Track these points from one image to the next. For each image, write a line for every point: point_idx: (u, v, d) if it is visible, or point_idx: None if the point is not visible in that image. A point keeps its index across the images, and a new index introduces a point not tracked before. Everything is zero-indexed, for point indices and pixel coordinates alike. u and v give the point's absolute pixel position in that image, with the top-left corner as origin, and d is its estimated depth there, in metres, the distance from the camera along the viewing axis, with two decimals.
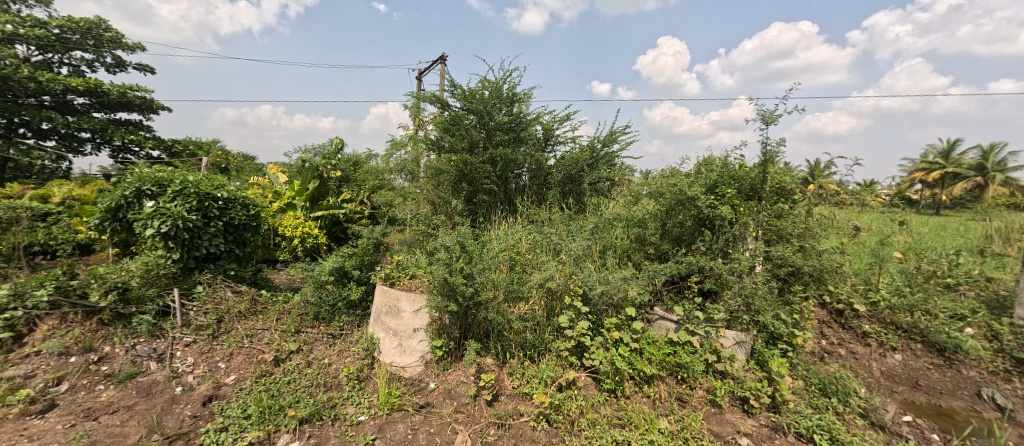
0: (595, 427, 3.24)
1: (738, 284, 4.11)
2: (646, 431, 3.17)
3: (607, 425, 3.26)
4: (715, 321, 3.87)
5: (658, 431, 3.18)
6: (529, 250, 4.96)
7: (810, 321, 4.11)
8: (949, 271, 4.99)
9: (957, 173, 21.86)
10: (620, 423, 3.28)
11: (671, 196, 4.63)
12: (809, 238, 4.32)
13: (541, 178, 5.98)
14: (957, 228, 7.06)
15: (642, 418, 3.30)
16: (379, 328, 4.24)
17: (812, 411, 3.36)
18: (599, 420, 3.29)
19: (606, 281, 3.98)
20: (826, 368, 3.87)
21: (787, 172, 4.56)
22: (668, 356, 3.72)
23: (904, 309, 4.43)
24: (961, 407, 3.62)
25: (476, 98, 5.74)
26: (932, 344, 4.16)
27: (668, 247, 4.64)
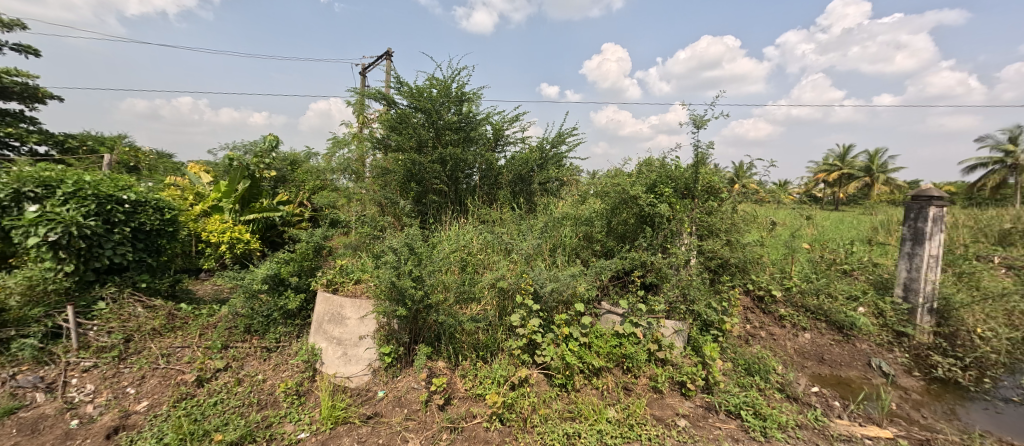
0: (547, 422, 3.30)
1: (676, 276, 4.41)
2: (595, 422, 3.28)
3: (559, 419, 3.33)
4: (656, 312, 4.11)
5: (606, 420, 3.30)
6: (481, 250, 4.95)
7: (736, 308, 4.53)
8: (845, 258, 5.77)
9: (847, 174, 25.28)
10: (571, 415, 3.36)
11: (615, 196, 4.88)
12: (734, 233, 4.75)
13: (491, 178, 5.99)
14: (851, 222, 8.17)
15: (591, 409, 3.41)
16: (321, 338, 4.01)
17: (739, 389, 3.70)
18: (551, 414, 3.36)
19: (555, 279, 4.06)
20: (750, 350, 4.27)
21: (716, 173, 4.91)
22: (615, 348, 3.87)
23: (813, 293, 5.00)
24: (856, 377, 4.18)
25: (424, 96, 5.63)
26: (834, 323, 4.77)
27: (613, 244, 4.89)
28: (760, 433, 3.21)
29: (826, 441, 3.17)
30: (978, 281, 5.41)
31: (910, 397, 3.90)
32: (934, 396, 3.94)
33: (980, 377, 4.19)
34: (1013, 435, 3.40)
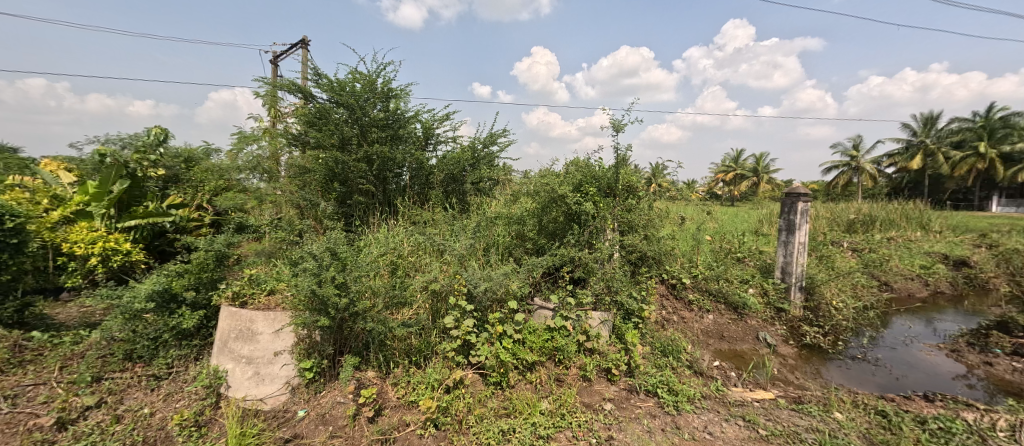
0: (482, 422, 3.24)
1: (601, 270, 4.67)
2: (529, 415, 3.29)
3: (494, 417, 3.29)
4: (584, 305, 4.29)
5: (539, 413, 3.32)
6: (412, 252, 4.78)
7: (653, 295, 4.94)
8: (738, 248, 6.64)
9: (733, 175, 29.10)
10: (506, 412, 3.34)
11: (544, 195, 5.04)
12: (651, 228, 5.15)
13: (422, 178, 5.82)
14: (743, 216, 9.42)
15: (525, 403, 3.41)
16: (226, 358, 3.54)
17: (656, 370, 3.99)
18: (486, 413, 3.31)
19: (488, 277, 4.01)
20: (665, 334, 4.63)
21: (635, 173, 5.25)
22: (547, 342, 3.95)
23: (714, 279, 5.66)
24: (748, 350, 4.81)
25: (346, 90, 5.28)
26: (731, 304, 5.45)
27: (544, 242, 5.02)
28: (673, 407, 3.45)
29: (725, 408, 3.50)
30: (834, 262, 6.57)
31: (787, 363, 4.60)
32: (804, 359, 4.71)
33: (836, 341, 5.07)
34: (857, 385, 4.19)
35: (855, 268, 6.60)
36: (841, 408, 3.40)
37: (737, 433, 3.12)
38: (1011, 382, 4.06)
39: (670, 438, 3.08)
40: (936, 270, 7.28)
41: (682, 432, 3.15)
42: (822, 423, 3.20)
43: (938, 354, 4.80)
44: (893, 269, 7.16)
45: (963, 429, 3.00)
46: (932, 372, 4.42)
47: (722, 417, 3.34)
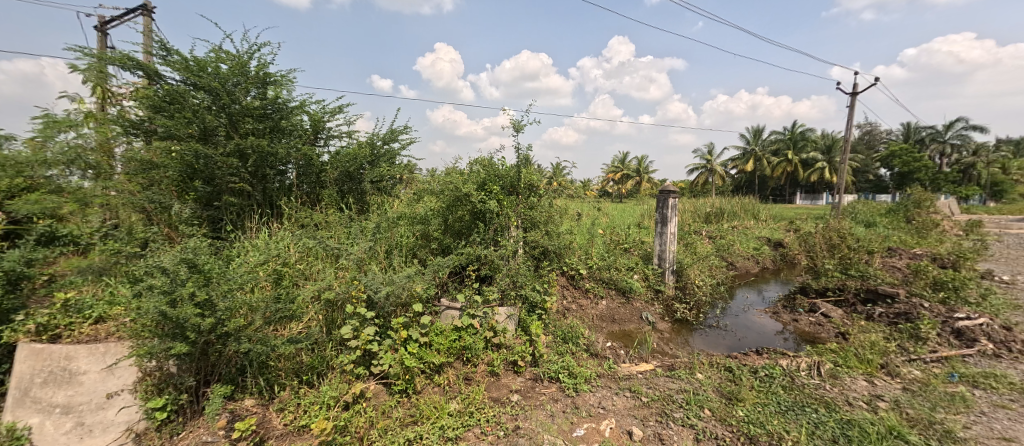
0: (386, 435, 2.95)
1: (506, 266, 4.66)
2: (436, 419, 3.08)
3: (400, 428, 3.02)
4: (490, 302, 4.25)
5: (448, 415, 3.13)
6: (300, 260, 4.25)
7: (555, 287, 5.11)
8: (626, 239, 7.24)
9: (620, 174, 32.01)
10: (413, 419, 3.08)
11: (449, 193, 4.87)
12: (551, 224, 5.29)
13: (312, 176, 5.24)
14: (629, 210, 10.36)
15: (433, 407, 3.19)
16: (28, 413, 2.75)
17: (558, 357, 4.03)
18: (391, 425, 3.02)
19: (390, 281, 3.75)
20: (566, 322, 4.76)
21: (536, 172, 5.33)
22: (455, 342, 3.79)
23: (606, 268, 6.04)
24: (634, 329, 5.29)
25: (207, 71, 4.45)
26: (619, 289, 5.90)
27: (449, 241, 4.87)
28: (573, 389, 3.51)
29: (616, 382, 3.64)
30: (696, 248, 7.60)
31: (664, 336, 5.14)
32: (676, 332, 5.34)
33: (698, 313, 5.90)
34: (713, 348, 4.85)
35: (710, 252, 7.76)
36: (701, 369, 3.71)
37: (626, 405, 3.24)
38: (809, 332, 5.06)
39: (570, 419, 3.10)
40: (762, 250, 8.91)
41: (580, 411, 3.19)
42: (688, 384, 3.45)
43: (765, 316, 5.83)
44: (736, 251, 8.54)
45: (780, 373, 3.48)
46: (762, 331, 5.32)
47: (613, 391, 3.47)
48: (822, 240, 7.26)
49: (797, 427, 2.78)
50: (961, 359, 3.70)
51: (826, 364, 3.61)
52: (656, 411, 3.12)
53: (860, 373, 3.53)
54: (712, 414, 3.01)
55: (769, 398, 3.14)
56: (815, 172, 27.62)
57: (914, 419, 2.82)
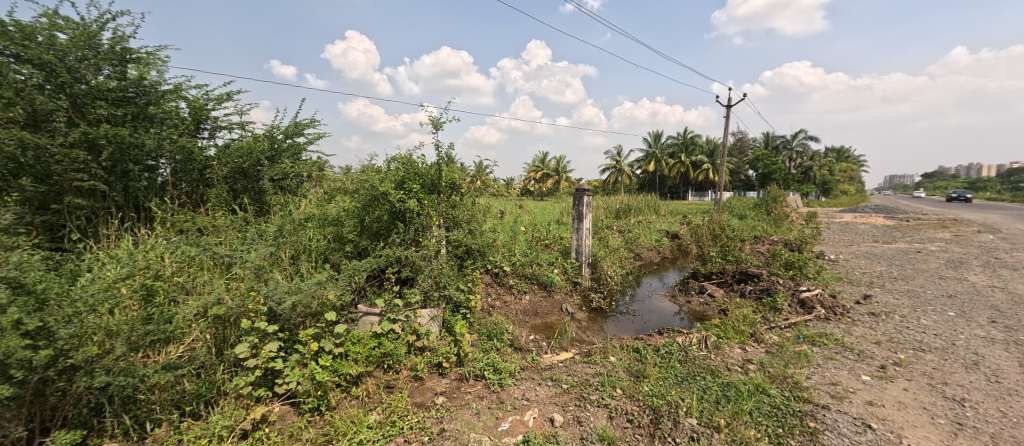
0: None
1: (428, 266, 4.45)
2: (354, 434, 2.78)
3: None
4: (412, 304, 3.96)
5: (367, 428, 2.84)
6: (177, 272, 3.53)
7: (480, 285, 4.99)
8: (546, 236, 7.41)
9: (540, 174, 33.02)
10: (326, 439, 2.75)
11: (364, 192, 4.51)
12: (474, 223, 5.17)
13: (194, 173, 4.58)
14: (549, 208, 10.68)
15: (349, 422, 2.87)
16: None
17: (483, 354, 3.91)
18: None
19: (296, 289, 3.33)
20: (491, 319, 4.68)
21: (458, 169, 5.14)
22: (373, 350, 3.46)
23: (528, 264, 6.11)
24: (555, 321, 5.39)
25: (36, 41, 3.58)
26: (541, 283, 5.98)
27: (367, 243, 4.51)
28: (497, 384, 3.44)
29: (538, 373, 3.64)
30: (608, 241, 8.07)
31: (582, 325, 5.34)
32: (592, 320, 5.57)
33: (610, 301, 6.22)
34: (622, 332, 5.16)
35: (619, 245, 8.31)
36: (614, 352, 3.88)
37: (549, 393, 3.24)
38: (699, 312, 5.61)
39: (495, 414, 3.01)
40: (663, 242, 9.77)
41: (504, 405, 3.12)
42: (603, 367, 3.59)
43: (665, 299, 6.40)
44: (642, 244, 9.25)
45: (676, 348, 3.77)
46: (663, 314, 5.77)
47: (536, 382, 3.46)
48: (709, 230, 8.14)
49: (691, 394, 3.01)
50: (806, 324, 4.34)
51: (711, 337, 3.96)
52: (574, 396, 3.17)
53: (734, 342, 3.94)
54: (623, 392, 3.15)
55: (670, 371, 3.38)
56: (704, 171, 31.22)
57: (773, 376, 3.20)
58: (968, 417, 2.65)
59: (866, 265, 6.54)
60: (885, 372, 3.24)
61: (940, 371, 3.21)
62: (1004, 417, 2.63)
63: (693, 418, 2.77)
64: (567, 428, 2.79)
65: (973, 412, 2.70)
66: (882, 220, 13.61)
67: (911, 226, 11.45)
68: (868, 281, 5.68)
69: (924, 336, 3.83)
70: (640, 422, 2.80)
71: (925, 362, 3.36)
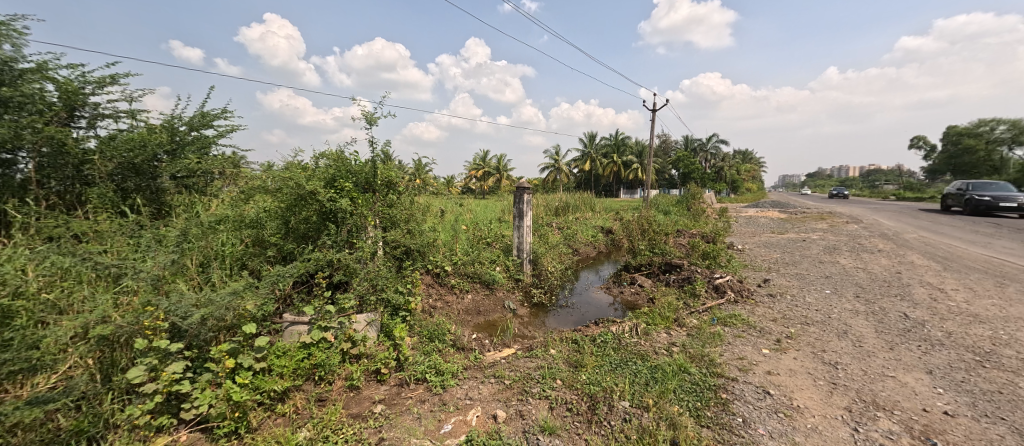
0: None
1: (364, 269, 4.25)
2: None
3: None
4: (346, 310, 3.76)
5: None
6: (46, 289, 3.03)
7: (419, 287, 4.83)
8: (488, 234, 7.55)
9: (481, 173, 33.15)
10: None
11: (289, 191, 4.27)
12: (413, 222, 5.07)
13: (68, 169, 4.07)
14: (490, 206, 10.85)
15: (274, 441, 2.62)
16: None
17: (425, 356, 3.74)
18: None
19: (206, 301, 2.99)
20: (432, 319, 4.55)
21: (394, 168, 5.05)
22: (301, 362, 3.25)
23: (470, 263, 6.16)
24: (498, 318, 5.52)
25: None
26: (483, 281, 6.08)
27: (293, 247, 4.24)
28: (439, 386, 3.31)
29: (481, 371, 3.57)
30: (548, 238, 8.41)
31: (524, 321, 5.53)
32: (534, 315, 5.80)
33: (551, 296, 6.53)
34: (563, 324, 5.44)
35: (558, 241, 8.69)
36: (554, 344, 4.00)
37: (491, 391, 3.20)
38: (632, 301, 6.11)
39: (437, 417, 2.92)
40: (598, 238, 10.36)
41: (447, 407, 3.03)
42: (544, 360, 3.63)
43: (601, 291, 6.86)
44: (579, 240, 9.74)
45: (610, 334, 4.10)
46: (600, 305, 6.18)
47: (479, 380, 3.39)
48: (639, 225, 8.86)
49: (624, 378, 3.13)
50: (720, 308, 4.91)
51: (642, 325, 4.34)
52: (517, 390, 3.17)
53: (661, 327, 4.35)
54: (563, 382, 3.19)
55: (604, 357, 3.57)
56: (634, 171, 33.27)
57: (694, 356, 3.49)
58: (839, 377, 3.13)
59: (766, 253, 7.49)
60: (781, 344, 3.78)
61: (820, 341, 3.78)
62: (864, 374, 3.14)
63: (626, 401, 2.86)
64: (510, 423, 2.76)
65: (843, 372, 3.20)
66: (777, 214, 15.56)
67: (798, 219, 13.27)
68: (766, 267, 6.52)
69: (810, 311, 4.53)
70: (578, 410, 2.83)
71: (811, 335, 3.94)
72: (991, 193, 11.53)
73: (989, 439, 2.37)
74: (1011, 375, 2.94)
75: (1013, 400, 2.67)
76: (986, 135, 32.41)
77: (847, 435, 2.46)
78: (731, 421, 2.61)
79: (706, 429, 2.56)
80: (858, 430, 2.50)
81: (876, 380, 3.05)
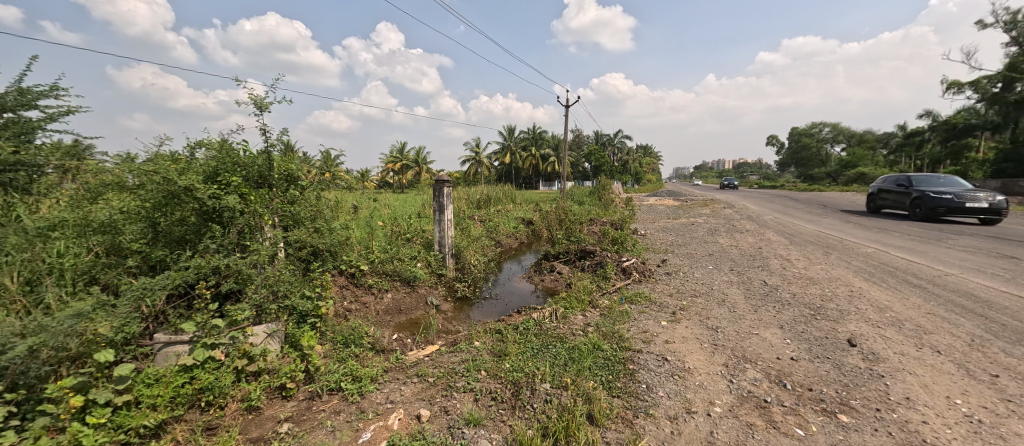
0: None
1: (261, 275, 3.37)
2: None
3: None
4: (239, 322, 3.05)
5: None
6: None
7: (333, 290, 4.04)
8: (408, 230, 7.38)
9: (399, 165, 31.96)
10: None
11: (155, 188, 3.17)
12: (320, 219, 4.21)
13: None
14: (411, 201, 10.61)
15: None
16: None
17: (340, 364, 3.27)
18: None
19: (36, 329, 2.37)
20: (346, 324, 3.93)
21: (291, 157, 4.09)
22: (181, 389, 2.62)
23: (388, 260, 5.96)
24: (420, 315, 5.43)
25: None
26: (404, 279, 5.94)
27: (165, 254, 3.24)
28: (356, 393, 2.93)
29: (403, 372, 3.29)
30: (470, 232, 8.49)
31: (448, 316, 5.54)
32: (459, 310, 5.84)
33: (474, 289, 6.63)
34: (488, 316, 5.57)
35: (481, 234, 8.80)
36: (479, 337, 4.07)
37: (414, 390, 2.99)
38: (552, 287, 6.51)
39: (353, 426, 2.57)
40: (520, 229, 10.71)
41: (366, 415, 2.68)
42: (468, 353, 3.62)
43: (524, 280, 7.15)
44: (501, 232, 9.94)
45: (529, 322, 4.30)
46: (523, 294, 6.49)
47: (402, 381, 3.13)
48: (557, 216, 9.43)
49: (545, 362, 3.28)
50: (627, 287, 5.50)
51: (560, 309, 4.65)
52: (441, 387, 3.03)
53: (578, 310, 4.72)
54: (487, 373, 3.19)
55: (525, 343, 3.74)
56: (551, 164, 34.62)
57: (607, 334, 3.85)
58: (719, 338, 3.72)
59: (664, 237, 8.40)
60: (676, 316, 4.34)
61: (706, 311, 4.41)
62: (737, 334, 3.77)
63: (546, 383, 2.98)
64: (435, 421, 2.61)
65: (720, 334, 3.81)
66: (673, 202, 17.41)
67: (687, 206, 15.06)
68: (664, 249, 7.38)
69: (698, 286, 5.25)
70: (503, 397, 2.84)
71: (699, 306, 4.58)
72: (948, 186, 8.49)
73: (820, 375, 2.99)
74: (833, 323, 3.74)
75: (834, 342, 3.43)
76: (820, 134, 39.71)
77: (725, 386, 2.94)
78: (637, 389, 2.92)
79: (617, 399, 2.81)
80: (732, 381, 3.01)
81: (745, 338, 3.68)
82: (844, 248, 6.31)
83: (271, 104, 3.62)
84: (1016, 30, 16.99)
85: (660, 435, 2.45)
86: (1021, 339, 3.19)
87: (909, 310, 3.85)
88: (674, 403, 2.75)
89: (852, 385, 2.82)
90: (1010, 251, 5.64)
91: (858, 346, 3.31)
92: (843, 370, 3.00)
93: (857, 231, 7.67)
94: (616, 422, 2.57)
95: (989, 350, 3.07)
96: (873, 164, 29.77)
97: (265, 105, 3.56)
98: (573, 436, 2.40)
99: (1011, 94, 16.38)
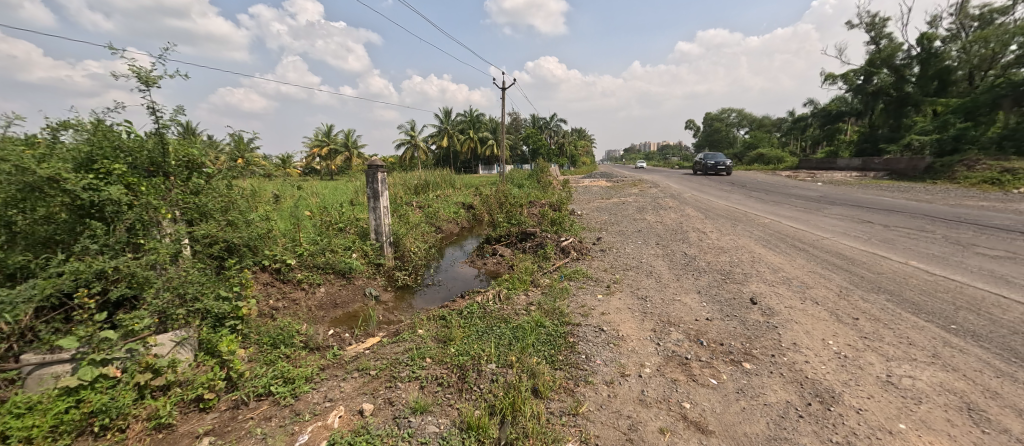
0: None
1: (161, 277, 3.04)
2: None
3: None
4: (137, 332, 2.74)
5: None
6: None
7: (253, 289, 3.81)
8: (338, 219, 7.04)
9: (328, 150, 30.00)
10: None
11: (3, 180, 2.62)
12: (233, 211, 3.88)
13: None
14: (342, 189, 10.13)
15: None
16: None
17: (268, 367, 3.12)
18: None
19: None
20: (273, 324, 3.72)
21: (190, 142, 3.67)
22: (65, 415, 2.33)
23: (319, 253, 5.70)
24: (359, 308, 5.28)
25: None
26: (339, 271, 5.71)
27: (25, 259, 2.74)
28: (289, 395, 2.84)
29: (342, 368, 3.25)
30: (407, 218, 8.31)
31: (389, 306, 5.47)
32: (401, 299, 5.78)
33: (416, 276, 6.56)
34: (431, 303, 5.58)
35: (420, 220, 8.65)
36: (422, 325, 4.09)
37: (355, 386, 2.97)
38: (494, 270, 6.66)
39: (290, 430, 2.51)
40: (460, 214, 10.68)
41: (302, 417, 2.63)
42: (411, 342, 3.63)
43: (467, 265, 7.21)
44: (440, 217, 9.83)
45: (470, 306, 4.38)
46: (466, 278, 6.57)
47: (341, 378, 3.09)
48: (496, 200, 9.56)
49: (489, 343, 3.41)
50: (566, 265, 5.79)
51: (502, 291, 4.79)
52: (384, 379, 3.04)
53: (521, 289, 4.91)
54: (433, 360, 3.25)
55: (467, 327, 3.83)
56: (489, 147, 34.72)
57: (547, 312, 4.06)
58: (647, 307, 4.10)
59: (597, 217, 8.87)
60: (608, 290, 4.67)
61: (636, 282, 4.82)
62: (663, 301, 4.17)
63: (490, 364, 3.11)
64: (379, 414, 2.62)
65: (646, 304, 4.18)
66: (604, 183, 18.32)
67: (618, 186, 16.00)
68: (598, 228, 7.82)
69: (628, 260, 5.66)
70: (448, 382, 2.94)
71: (630, 278, 4.98)
72: None
73: (729, 332, 3.43)
74: (739, 286, 4.28)
75: (739, 302, 3.93)
76: (729, 119, 43.73)
77: (653, 349, 3.28)
78: (578, 359, 3.16)
79: (559, 371, 3.02)
80: (659, 344, 3.35)
81: (670, 304, 4.08)
82: (747, 220, 7.13)
83: (159, 79, 3.17)
84: (874, 31, 19.83)
85: (598, 399, 2.69)
86: (874, 287, 3.91)
87: (796, 270, 4.51)
88: (610, 369, 3.02)
89: (753, 337, 3.29)
90: (868, 216, 6.76)
91: (758, 304, 3.83)
92: (747, 325, 3.48)
93: (758, 205, 8.68)
94: (559, 392, 2.78)
95: (852, 298, 3.71)
96: (772, 145, 33.54)
97: (151, 79, 3.10)
98: (519, 411, 2.55)
99: (870, 86, 18.77)
